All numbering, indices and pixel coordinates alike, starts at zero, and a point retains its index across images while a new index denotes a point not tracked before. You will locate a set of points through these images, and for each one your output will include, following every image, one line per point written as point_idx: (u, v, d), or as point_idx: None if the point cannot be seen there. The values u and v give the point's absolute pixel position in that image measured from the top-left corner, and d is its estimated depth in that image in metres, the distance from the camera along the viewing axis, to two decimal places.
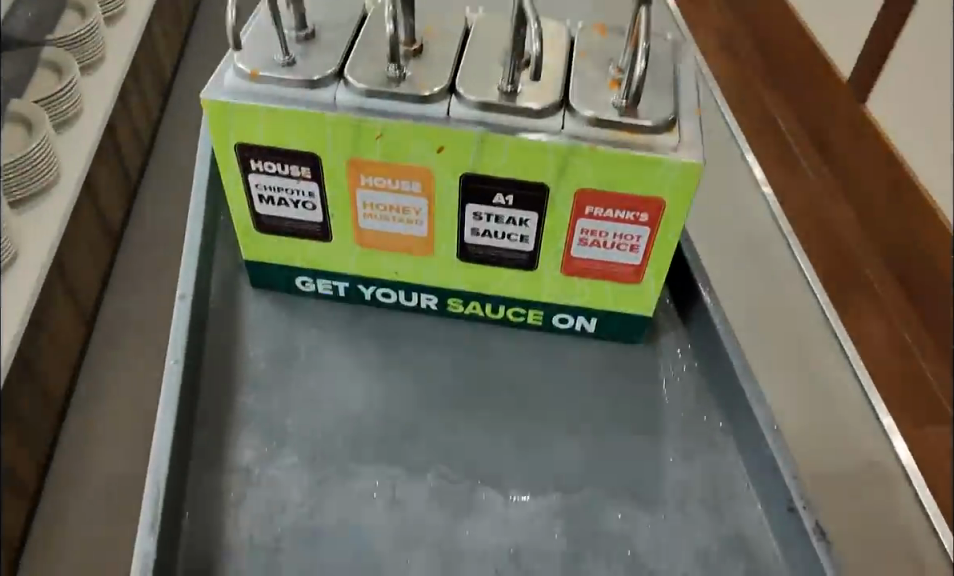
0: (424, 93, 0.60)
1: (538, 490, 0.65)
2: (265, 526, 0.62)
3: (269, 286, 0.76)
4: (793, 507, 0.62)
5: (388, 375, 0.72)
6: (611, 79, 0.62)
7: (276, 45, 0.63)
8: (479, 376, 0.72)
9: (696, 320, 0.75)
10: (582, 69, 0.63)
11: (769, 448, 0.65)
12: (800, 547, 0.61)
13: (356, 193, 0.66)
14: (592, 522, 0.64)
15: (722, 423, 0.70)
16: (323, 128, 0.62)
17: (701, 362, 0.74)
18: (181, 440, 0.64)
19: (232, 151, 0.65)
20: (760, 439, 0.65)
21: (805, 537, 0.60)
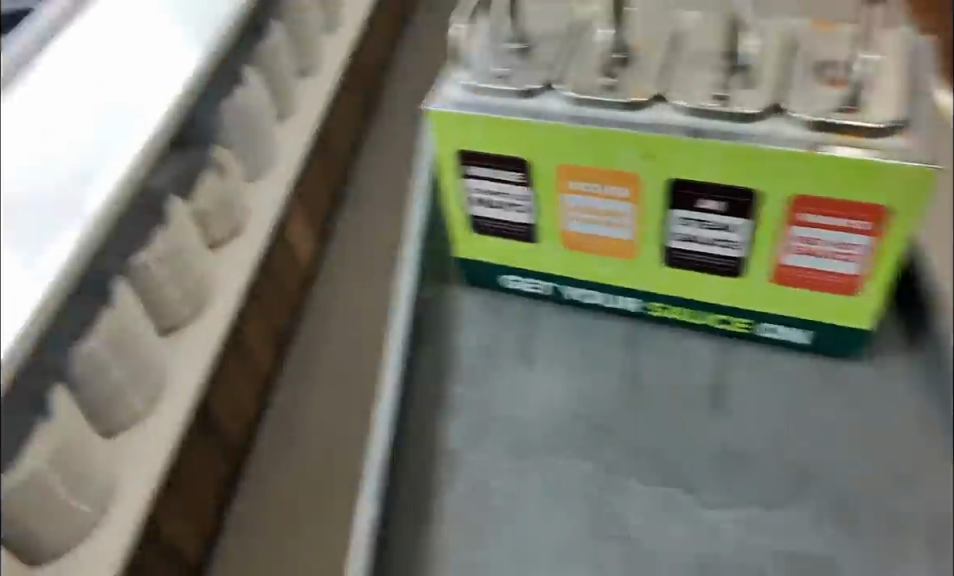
0: (635, 100, 0.62)
1: (737, 502, 0.64)
2: (470, 506, 0.67)
3: (477, 283, 0.81)
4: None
5: (588, 373, 0.73)
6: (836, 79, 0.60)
7: (494, 59, 0.67)
8: (680, 382, 0.72)
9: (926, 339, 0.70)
10: (801, 72, 0.61)
11: None
12: None
13: (564, 197, 0.69)
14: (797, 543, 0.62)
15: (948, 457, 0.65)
16: (536, 135, 0.65)
17: (925, 385, 0.69)
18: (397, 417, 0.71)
19: (452, 157, 0.70)
20: None
21: None
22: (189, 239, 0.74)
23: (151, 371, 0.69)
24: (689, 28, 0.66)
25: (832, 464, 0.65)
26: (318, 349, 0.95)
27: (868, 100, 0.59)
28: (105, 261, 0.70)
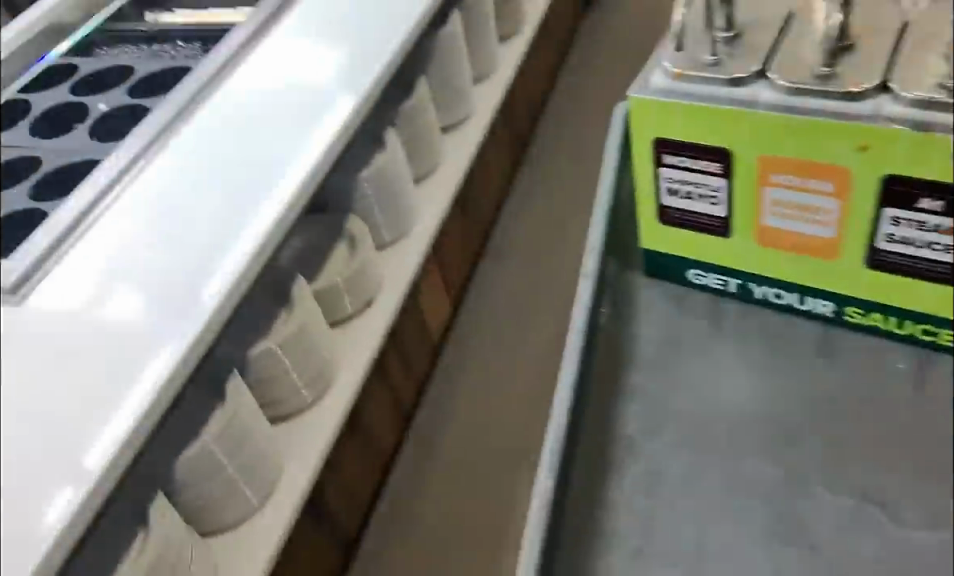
0: (853, 91, 0.59)
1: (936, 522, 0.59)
2: (645, 497, 0.67)
3: (660, 277, 0.81)
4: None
5: (772, 373, 0.71)
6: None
7: (703, 46, 0.67)
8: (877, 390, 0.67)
9: None
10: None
11: None
12: None
13: (763, 190, 0.67)
14: None
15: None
16: (742, 125, 0.64)
17: None
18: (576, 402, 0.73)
19: (648, 144, 0.71)
20: None
21: None
22: (308, 316, 1.07)
23: (269, 464, 1.01)
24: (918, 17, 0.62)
25: None
26: (461, 405, 1.49)
27: None
28: (208, 383, 0.99)
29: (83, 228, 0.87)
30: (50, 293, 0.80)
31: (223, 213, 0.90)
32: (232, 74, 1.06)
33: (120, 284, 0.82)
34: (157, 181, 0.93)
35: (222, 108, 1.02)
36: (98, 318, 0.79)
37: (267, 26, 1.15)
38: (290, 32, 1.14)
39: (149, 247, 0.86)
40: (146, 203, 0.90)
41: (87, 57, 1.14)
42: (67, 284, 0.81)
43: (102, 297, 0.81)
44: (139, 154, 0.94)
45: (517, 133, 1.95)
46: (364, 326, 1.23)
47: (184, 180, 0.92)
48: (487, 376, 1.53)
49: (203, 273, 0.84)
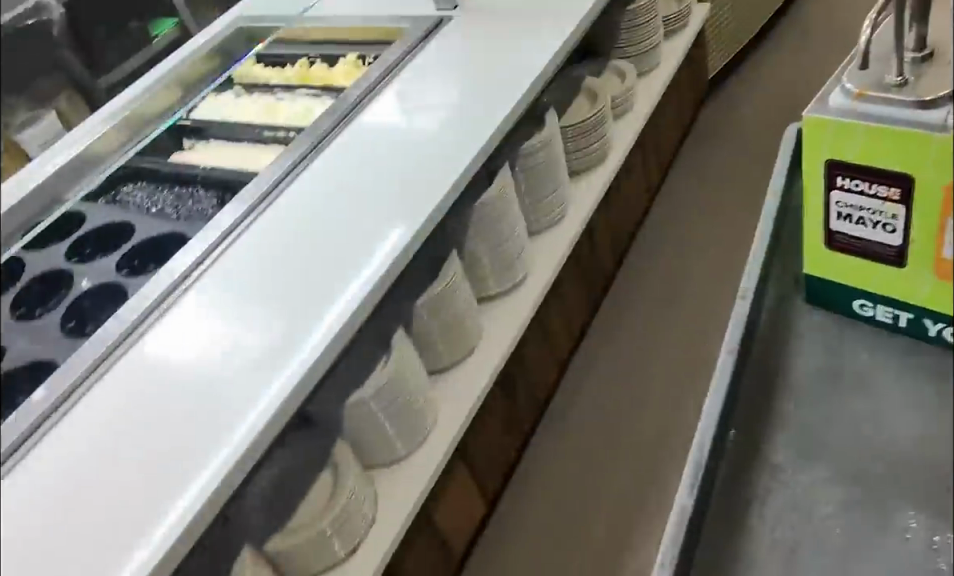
0: None
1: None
2: (789, 525, 0.68)
3: (823, 306, 0.77)
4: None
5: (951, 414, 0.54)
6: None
7: (889, 67, 0.65)
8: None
9: None
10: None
11: None
12: None
13: (946, 219, 0.60)
14: None
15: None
16: (929, 147, 0.60)
17: None
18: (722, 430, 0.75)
19: (822, 166, 0.69)
20: None
21: None
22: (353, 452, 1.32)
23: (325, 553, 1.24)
24: None
25: None
26: (519, 505, 1.82)
27: None
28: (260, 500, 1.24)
29: (71, 410, 1.07)
30: (32, 467, 1.00)
31: (221, 414, 1.05)
32: (223, 259, 1.29)
33: (120, 468, 0.99)
34: (170, 389, 1.09)
35: (264, 240, 1.32)
36: (103, 492, 0.97)
37: (270, 197, 1.40)
38: (303, 215, 1.36)
39: (157, 422, 1.05)
40: (198, 314, 1.20)
41: (111, 199, 1.28)
42: (112, 410, 1.06)
43: (152, 389, 1.09)
44: (147, 318, 1.19)
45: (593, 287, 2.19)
46: (419, 455, 1.43)
47: (187, 388, 1.09)
48: (549, 509, 1.80)
49: (192, 472, 0.98)
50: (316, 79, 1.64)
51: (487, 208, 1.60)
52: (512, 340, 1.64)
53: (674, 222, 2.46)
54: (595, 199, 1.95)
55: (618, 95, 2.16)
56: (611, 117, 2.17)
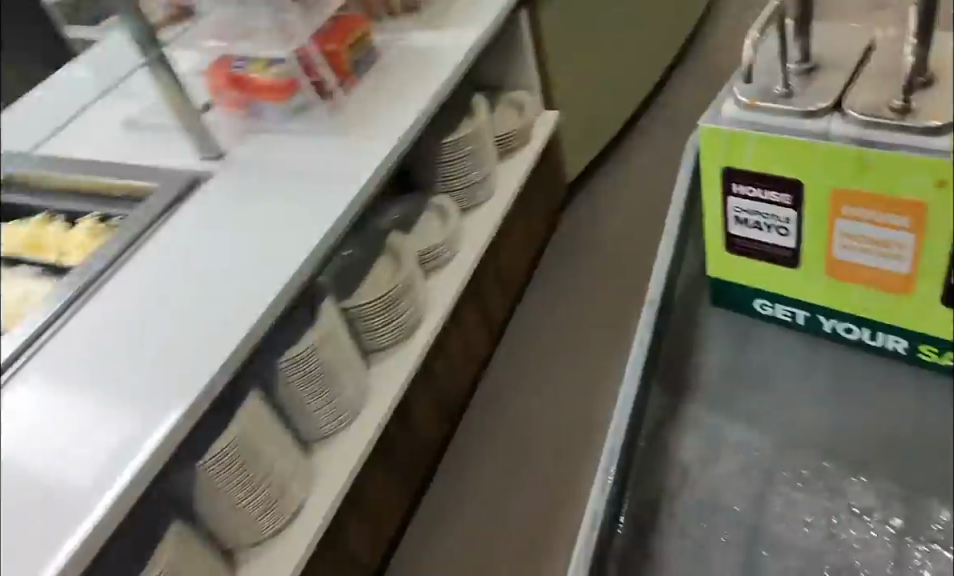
0: (935, 125, 0.58)
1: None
2: (697, 523, 0.70)
3: (727, 306, 0.80)
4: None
5: (863, 409, 0.67)
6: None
7: (777, 78, 0.68)
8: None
9: None
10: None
11: None
12: None
13: (834, 223, 0.66)
14: None
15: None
16: (815, 157, 0.64)
17: None
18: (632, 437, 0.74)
19: (719, 173, 0.71)
20: None
21: None
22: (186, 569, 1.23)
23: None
24: None
25: None
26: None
27: None
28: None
29: None
30: None
31: (64, 504, 1.07)
32: (27, 373, 1.23)
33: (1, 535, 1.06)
34: (37, 445, 1.13)
35: (65, 348, 1.27)
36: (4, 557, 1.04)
37: (87, 293, 1.36)
38: (89, 351, 1.26)
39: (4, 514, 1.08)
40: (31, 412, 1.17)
41: None
42: None
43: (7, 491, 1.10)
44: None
45: (455, 398, 1.97)
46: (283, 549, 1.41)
47: (60, 466, 1.11)
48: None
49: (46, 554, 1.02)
50: (45, 246, 1.48)
51: (287, 382, 1.44)
52: (336, 494, 1.48)
53: (541, 349, 2.17)
54: (455, 292, 1.84)
55: (434, 247, 1.85)
56: (424, 273, 1.86)
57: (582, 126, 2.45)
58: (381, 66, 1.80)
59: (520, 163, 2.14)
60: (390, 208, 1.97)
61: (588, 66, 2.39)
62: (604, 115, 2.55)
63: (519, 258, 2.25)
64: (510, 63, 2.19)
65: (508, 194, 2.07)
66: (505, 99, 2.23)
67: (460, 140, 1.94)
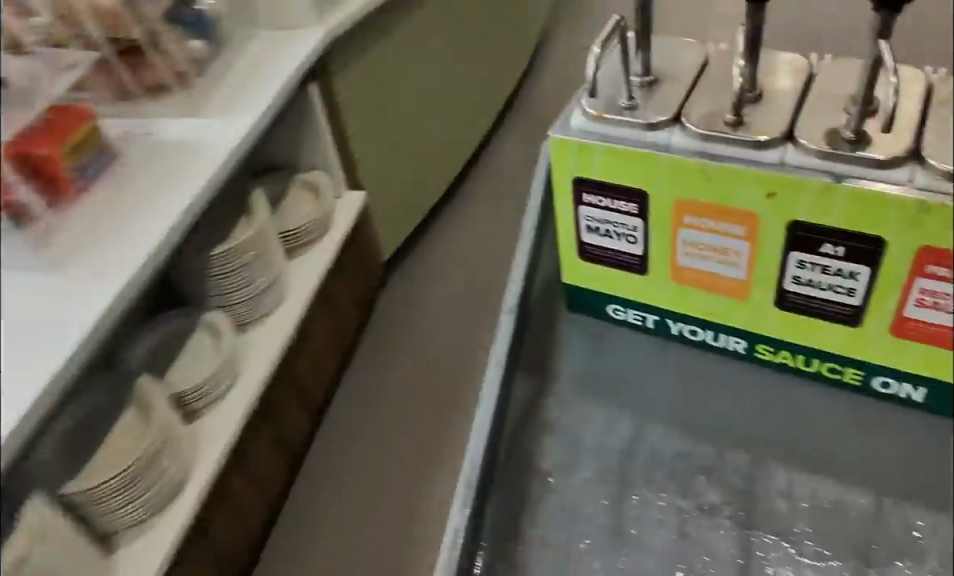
0: (762, 138, 0.62)
1: (844, 496, 0.67)
2: (558, 529, 0.69)
3: (581, 312, 0.81)
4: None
5: (702, 406, 0.73)
6: (928, 96, 0.62)
7: (620, 90, 0.69)
8: (800, 414, 0.71)
9: None
10: (848, 96, 0.64)
11: None
12: None
13: (677, 230, 0.69)
14: None
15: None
16: (657, 168, 0.66)
17: None
18: (493, 445, 0.73)
19: (569, 183, 0.72)
20: None
21: None
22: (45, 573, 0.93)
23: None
24: (821, 69, 0.66)
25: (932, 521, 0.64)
26: None
27: None
28: None
29: None
30: None
31: None
32: None
33: None
34: None
35: None
36: None
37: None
38: None
39: None
40: None
41: None
42: None
43: None
44: None
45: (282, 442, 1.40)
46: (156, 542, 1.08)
47: None
48: None
49: None
50: None
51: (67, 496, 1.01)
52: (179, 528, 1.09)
53: (348, 446, 1.52)
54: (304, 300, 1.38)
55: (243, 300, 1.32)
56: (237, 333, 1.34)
57: (351, 195, 1.55)
58: (127, 167, 1.09)
59: (318, 256, 1.46)
60: (90, 392, 1.15)
61: (377, 158, 1.60)
62: (432, 161, 1.79)
63: (323, 359, 1.51)
64: (301, 145, 1.50)
65: (268, 361, 1.30)
66: (294, 181, 1.51)
67: (233, 251, 1.27)
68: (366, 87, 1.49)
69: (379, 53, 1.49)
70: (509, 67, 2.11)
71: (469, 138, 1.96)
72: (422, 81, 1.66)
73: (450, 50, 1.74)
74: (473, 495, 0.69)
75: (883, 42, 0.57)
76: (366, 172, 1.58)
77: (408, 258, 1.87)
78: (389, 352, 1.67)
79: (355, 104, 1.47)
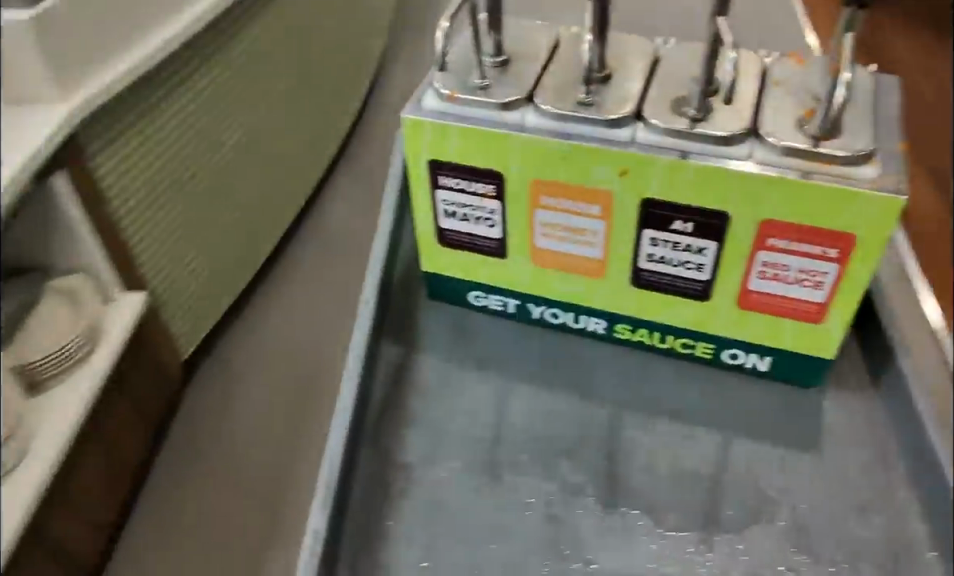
0: (612, 117, 0.62)
1: (703, 468, 0.68)
2: (425, 523, 0.66)
3: (444, 299, 0.80)
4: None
5: (564, 389, 0.74)
6: (763, 78, 0.64)
7: (473, 70, 0.67)
8: (656, 391, 0.73)
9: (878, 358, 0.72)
10: (690, 75, 0.65)
11: None
12: None
13: (534, 212, 0.68)
14: (755, 549, 0.63)
15: (889, 460, 0.67)
16: (511, 149, 0.65)
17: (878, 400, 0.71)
18: (353, 441, 0.70)
19: (425, 167, 0.69)
20: None
21: None
22: None
23: None
24: (667, 52, 0.67)
25: (784, 486, 0.66)
26: None
27: (840, 129, 0.59)
28: None
29: None
30: None
31: None
32: None
33: None
34: None
35: None
36: None
37: None
38: None
39: None
40: None
41: None
42: None
43: None
44: None
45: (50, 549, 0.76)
46: None
47: None
48: None
49: None
50: None
51: None
52: None
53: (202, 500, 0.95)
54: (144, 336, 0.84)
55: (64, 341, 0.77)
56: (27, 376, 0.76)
57: (205, 308, 1.02)
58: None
59: (81, 380, 0.78)
60: None
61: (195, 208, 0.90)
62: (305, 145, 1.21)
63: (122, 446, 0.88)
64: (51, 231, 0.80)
65: (69, 426, 0.74)
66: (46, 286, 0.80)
67: None
68: (224, 156, 0.99)
69: (200, 92, 0.92)
70: (351, 83, 1.36)
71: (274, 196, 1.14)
72: (242, 130, 1.01)
73: (272, 69, 1.06)
74: (333, 497, 0.65)
75: (719, 19, 0.58)
76: (202, 297, 1.00)
77: (253, 292, 1.18)
78: (193, 496, 0.96)
79: (213, 187, 0.98)
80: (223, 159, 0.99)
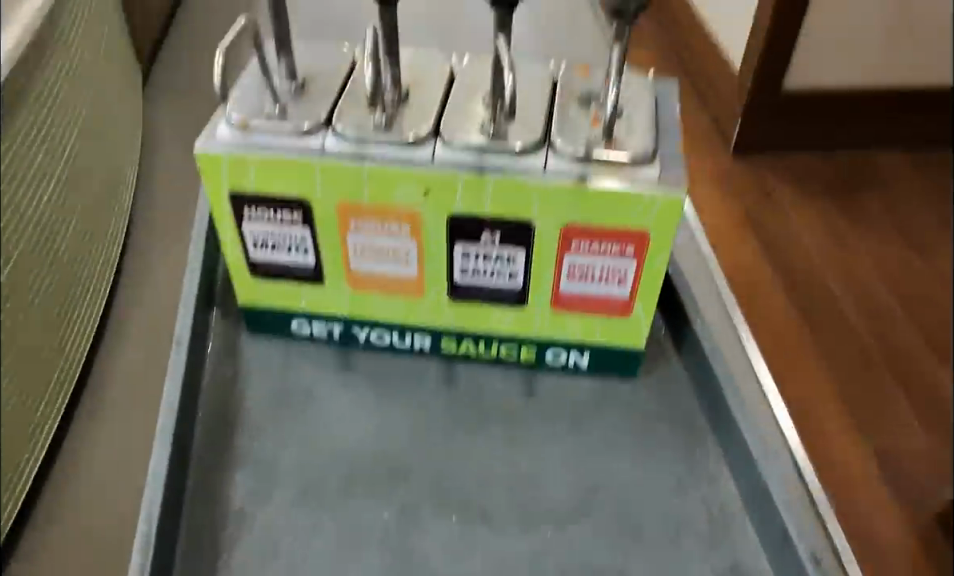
0: (409, 137, 0.62)
1: (534, 470, 0.70)
2: (259, 570, 0.63)
3: (267, 332, 0.78)
4: (775, 509, 0.64)
5: (395, 410, 0.73)
6: (553, 91, 0.68)
7: (267, 97, 0.65)
8: (486, 400, 0.74)
9: (685, 341, 0.78)
10: (483, 90, 0.67)
11: (757, 468, 0.66)
12: (778, 538, 0.64)
13: (345, 236, 0.67)
14: (587, 542, 0.65)
15: (700, 437, 0.72)
16: (313, 175, 0.63)
17: (689, 381, 0.76)
18: (173, 496, 0.65)
19: (226, 200, 0.66)
20: (749, 458, 0.67)
21: (788, 542, 0.62)
22: None
23: None
24: (462, 69, 0.69)
25: (610, 476, 0.69)
26: None
27: (622, 136, 0.63)
28: None
29: None
30: None
31: None
32: None
33: None
34: None
35: None
36: None
37: None
38: None
39: None
40: None
41: None
42: None
43: None
44: None
45: None
46: None
47: None
48: None
49: None
50: None
51: None
52: None
53: None
54: None
55: None
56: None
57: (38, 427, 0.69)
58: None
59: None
60: None
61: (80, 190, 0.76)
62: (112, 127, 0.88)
63: None
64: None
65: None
66: None
67: None
68: (28, 204, 0.65)
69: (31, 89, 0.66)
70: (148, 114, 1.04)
71: (115, 228, 0.85)
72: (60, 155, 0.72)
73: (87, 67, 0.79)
74: (154, 559, 0.60)
75: (499, 38, 0.59)
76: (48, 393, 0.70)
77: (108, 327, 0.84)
78: None
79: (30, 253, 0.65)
80: (42, 201, 0.68)
